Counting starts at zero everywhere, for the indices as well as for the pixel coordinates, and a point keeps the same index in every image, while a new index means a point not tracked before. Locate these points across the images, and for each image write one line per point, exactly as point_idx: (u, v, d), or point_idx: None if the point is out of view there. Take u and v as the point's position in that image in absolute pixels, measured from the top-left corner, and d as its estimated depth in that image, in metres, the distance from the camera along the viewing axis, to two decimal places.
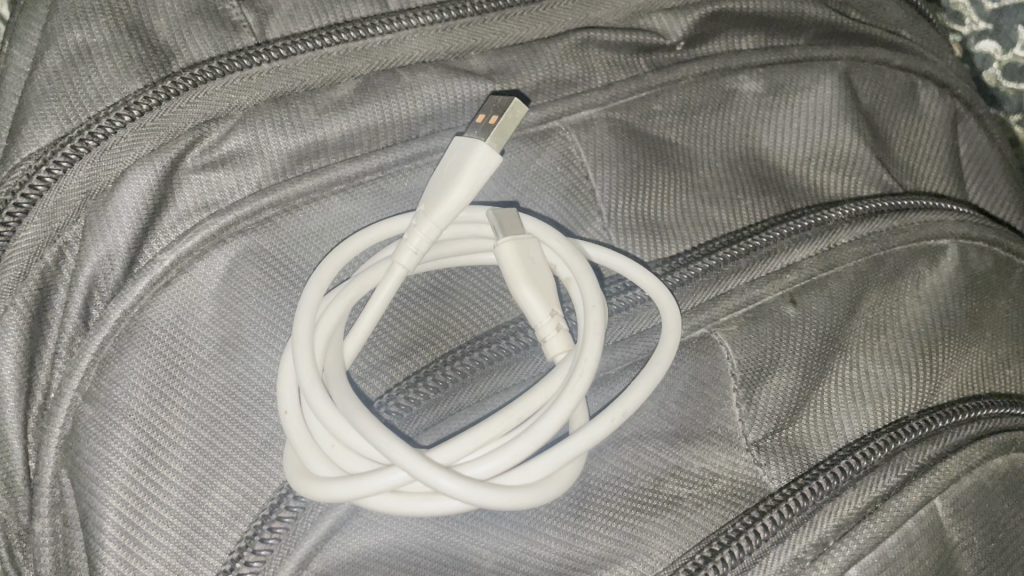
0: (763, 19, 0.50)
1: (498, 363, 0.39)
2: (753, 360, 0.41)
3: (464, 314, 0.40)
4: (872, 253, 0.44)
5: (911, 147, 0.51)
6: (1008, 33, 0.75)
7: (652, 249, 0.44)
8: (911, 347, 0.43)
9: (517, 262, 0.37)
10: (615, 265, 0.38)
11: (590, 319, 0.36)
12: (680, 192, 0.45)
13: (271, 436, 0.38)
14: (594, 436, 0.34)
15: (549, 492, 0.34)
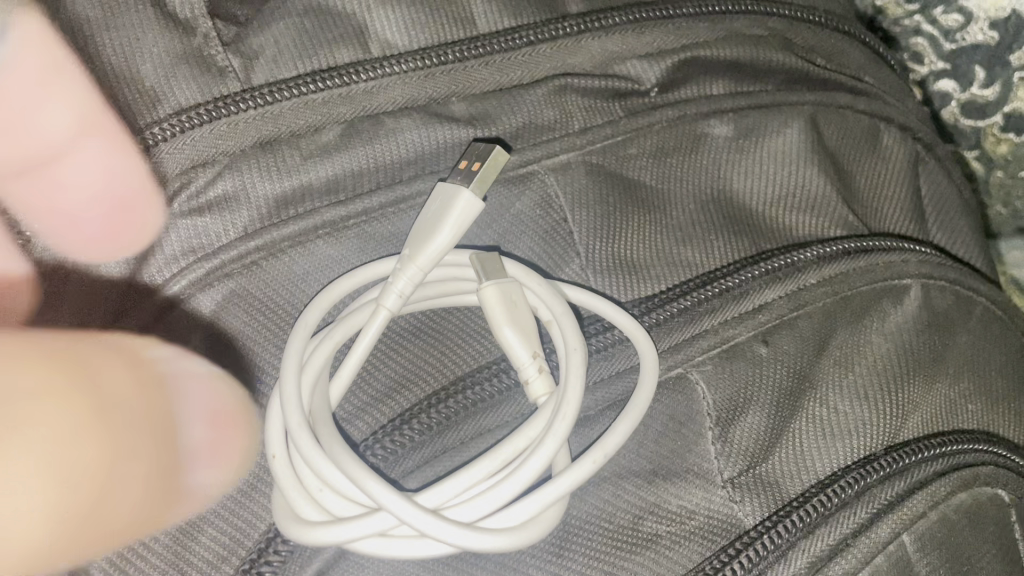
0: (733, 66, 0.51)
1: (480, 404, 0.40)
2: (729, 398, 0.42)
3: (447, 356, 0.41)
4: (839, 293, 0.46)
5: (875, 188, 0.53)
6: (965, 73, 0.77)
7: (631, 288, 0.44)
8: (878, 383, 0.45)
9: (498, 303, 0.38)
10: (593, 305, 0.39)
11: (572, 361, 0.37)
12: (657, 231, 0.46)
13: (255, 478, 0.39)
14: (578, 476, 0.35)
15: (533, 535, 0.35)
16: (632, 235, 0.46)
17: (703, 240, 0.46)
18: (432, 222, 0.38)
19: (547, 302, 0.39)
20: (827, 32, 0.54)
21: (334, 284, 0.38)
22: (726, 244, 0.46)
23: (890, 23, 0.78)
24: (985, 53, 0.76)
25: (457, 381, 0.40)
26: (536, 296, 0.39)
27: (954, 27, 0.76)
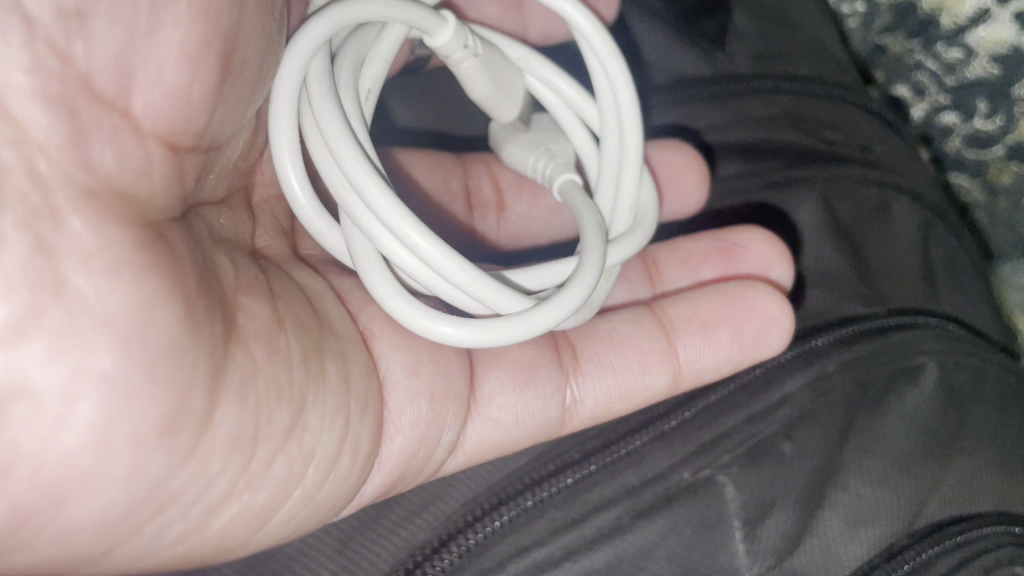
0: (751, 146, 0.54)
1: (523, 425, 0.44)
2: (759, 497, 0.43)
3: (507, 378, 0.44)
4: (859, 378, 0.47)
5: (887, 256, 0.53)
6: (969, 108, 0.65)
7: (691, 358, 0.48)
8: (899, 465, 0.45)
9: (573, 170, 0.37)
10: (604, 324, 0.49)
11: (592, 245, 0.33)
12: (699, 300, 0.50)
13: (343, 539, 0.40)
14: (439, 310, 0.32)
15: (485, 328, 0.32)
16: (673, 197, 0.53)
17: (758, 303, 0.48)
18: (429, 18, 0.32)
19: (633, 183, 0.37)
20: (827, 103, 0.56)
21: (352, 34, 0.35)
22: (779, 300, 0.48)
23: (889, 61, 0.67)
24: (990, 89, 0.62)
25: (457, 415, 0.42)
26: (611, 110, 0.37)
27: (956, 63, 0.63)
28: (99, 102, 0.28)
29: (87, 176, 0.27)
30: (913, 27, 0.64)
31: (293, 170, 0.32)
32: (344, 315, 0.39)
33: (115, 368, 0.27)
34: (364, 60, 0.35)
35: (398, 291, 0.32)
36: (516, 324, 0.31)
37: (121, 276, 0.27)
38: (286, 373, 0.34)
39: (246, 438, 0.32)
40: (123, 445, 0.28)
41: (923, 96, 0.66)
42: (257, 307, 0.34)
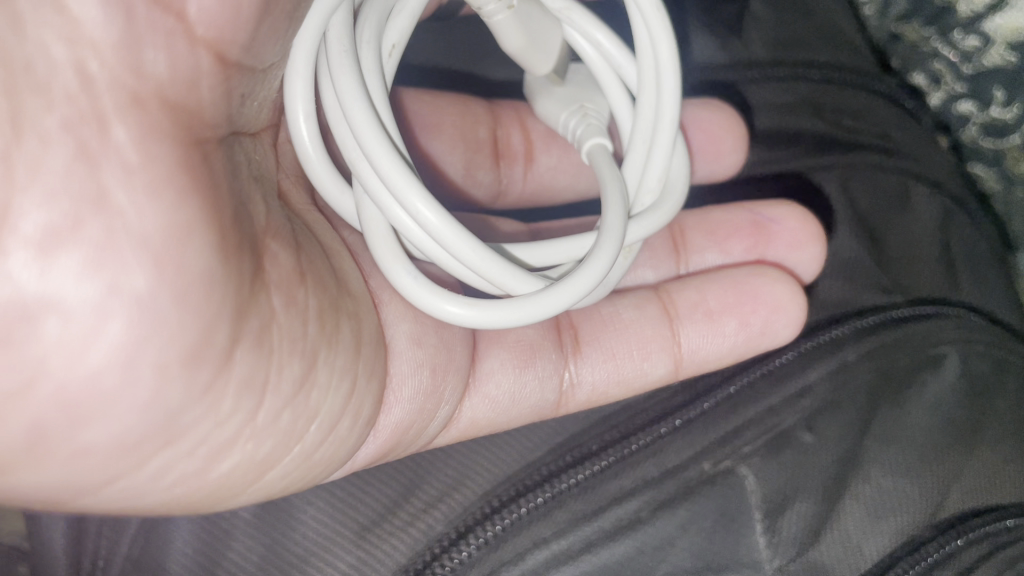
0: (771, 134, 0.54)
1: (519, 403, 0.43)
2: (779, 489, 0.42)
3: (507, 357, 0.44)
4: (881, 367, 0.47)
5: (908, 244, 0.52)
6: (987, 97, 0.62)
7: (694, 346, 0.47)
8: (921, 457, 0.44)
9: (603, 134, 0.36)
10: (609, 304, 0.48)
11: (613, 218, 0.32)
12: (706, 287, 0.49)
13: (361, 530, 0.40)
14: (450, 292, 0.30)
15: (505, 311, 0.30)
16: (710, 157, 0.51)
17: (767, 292, 0.47)
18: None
19: (666, 147, 0.35)
20: (850, 90, 0.56)
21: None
22: (791, 291, 0.47)
23: (904, 50, 0.64)
24: (1007, 79, 0.60)
25: (455, 390, 0.41)
26: (651, 69, 0.35)
27: (973, 52, 0.61)
28: (156, 1, 0.25)
29: (139, 83, 0.25)
30: (931, 14, 0.62)
31: (307, 132, 0.31)
32: (358, 275, 0.38)
33: (147, 289, 0.26)
34: (391, 14, 0.33)
35: (405, 266, 0.31)
36: (525, 305, 0.30)
37: (158, 195, 0.26)
38: (302, 327, 0.33)
39: (259, 382, 0.31)
40: (146, 371, 0.27)
41: (939, 86, 0.64)
42: (282, 254, 0.33)
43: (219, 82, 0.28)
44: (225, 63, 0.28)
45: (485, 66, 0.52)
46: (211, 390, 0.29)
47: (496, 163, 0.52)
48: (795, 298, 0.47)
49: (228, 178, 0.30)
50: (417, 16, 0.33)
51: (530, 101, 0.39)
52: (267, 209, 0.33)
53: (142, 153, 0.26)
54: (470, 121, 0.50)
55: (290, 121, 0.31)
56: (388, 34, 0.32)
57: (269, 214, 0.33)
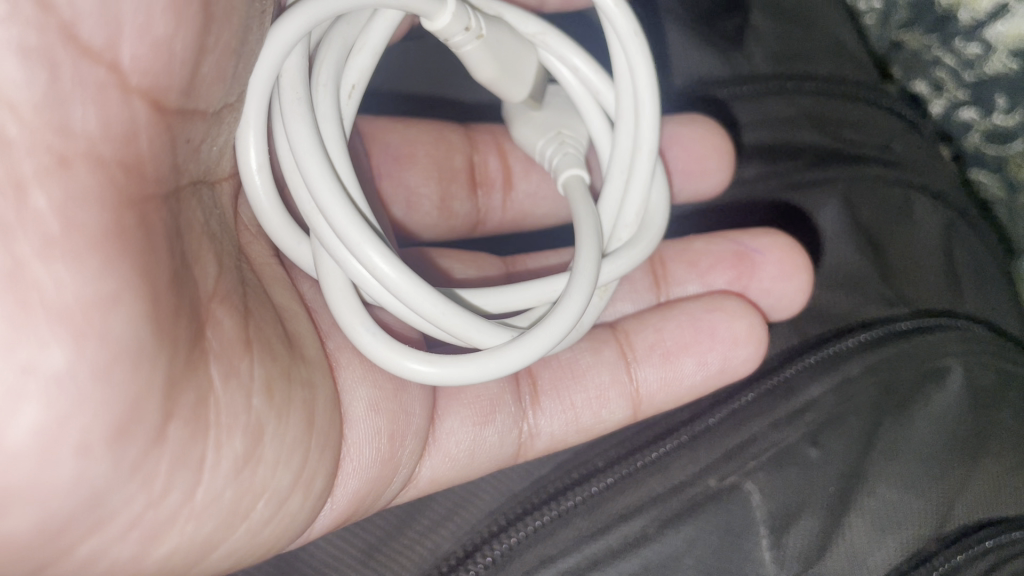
0: (770, 145, 0.54)
1: (478, 456, 0.42)
2: (784, 504, 0.43)
3: (465, 415, 0.42)
4: (884, 382, 0.47)
5: (909, 256, 0.52)
6: (990, 102, 0.61)
7: (653, 391, 0.46)
8: (926, 472, 0.45)
9: (580, 164, 0.36)
10: (566, 350, 0.46)
11: (585, 262, 0.32)
12: (665, 325, 0.47)
13: (364, 558, 0.41)
14: (413, 355, 0.30)
15: (466, 372, 0.30)
16: (694, 177, 0.51)
17: (726, 327, 0.46)
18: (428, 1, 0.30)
19: (646, 178, 0.35)
20: (851, 103, 0.56)
21: (339, 17, 0.33)
22: (751, 329, 0.46)
23: (906, 57, 0.64)
24: (1011, 85, 0.60)
25: (412, 454, 0.40)
26: (631, 95, 0.35)
27: (974, 59, 0.61)
28: (86, 55, 0.26)
29: (67, 142, 0.25)
30: (931, 23, 0.62)
31: (260, 182, 0.31)
32: (314, 337, 0.37)
33: (67, 365, 0.26)
34: (353, 49, 0.33)
35: (364, 322, 0.30)
36: (489, 361, 0.30)
37: (87, 257, 0.26)
38: (245, 398, 0.32)
39: (195, 457, 0.30)
40: (67, 455, 0.26)
41: (941, 93, 0.63)
42: (227, 321, 0.32)
43: (160, 132, 0.29)
44: (165, 114, 0.29)
45: (463, 90, 0.53)
46: (142, 468, 0.28)
47: (473, 191, 0.52)
48: (753, 336, 0.46)
49: (170, 237, 0.30)
50: (379, 53, 0.33)
51: (507, 126, 0.39)
52: (219, 269, 0.33)
53: (63, 221, 0.25)
54: (444, 150, 0.50)
55: (243, 172, 0.31)
56: (349, 73, 0.32)
57: (222, 276, 0.33)
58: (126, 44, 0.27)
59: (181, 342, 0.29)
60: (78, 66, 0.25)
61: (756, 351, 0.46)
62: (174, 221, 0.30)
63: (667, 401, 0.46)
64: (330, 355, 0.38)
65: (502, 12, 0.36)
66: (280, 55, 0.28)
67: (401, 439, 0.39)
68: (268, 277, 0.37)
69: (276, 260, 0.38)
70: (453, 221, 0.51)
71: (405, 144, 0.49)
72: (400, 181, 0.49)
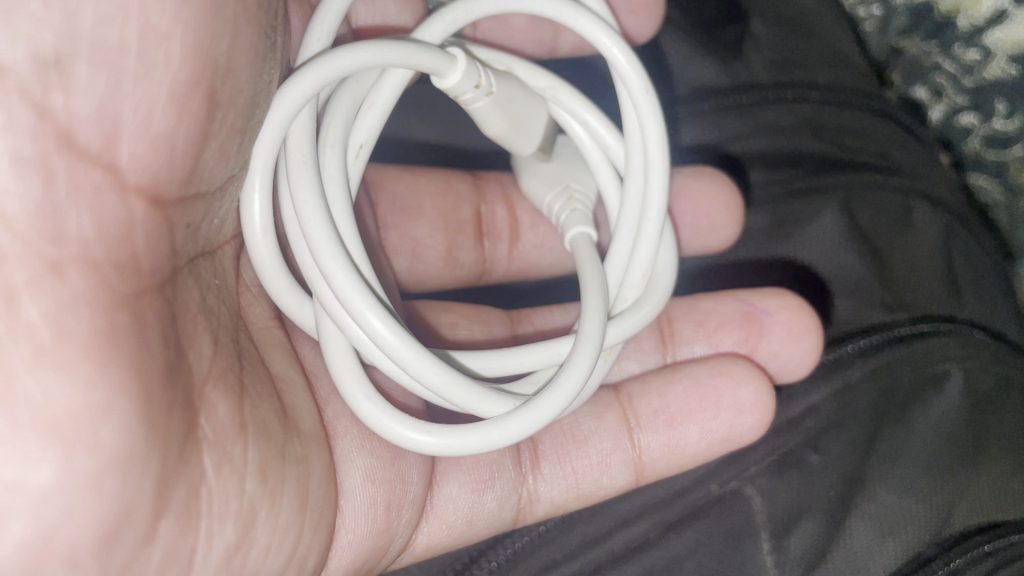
0: (770, 154, 0.55)
1: (477, 523, 0.41)
2: (784, 509, 0.44)
3: (464, 481, 0.41)
4: (884, 386, 0.48)
5: (909, 263, 0.53)
6: (989, 108, 0.62)
7: (655, 457, 0.44)
8: (924, 475, 0.45)
9: (588, 222, 0.36)
10: (568, 413, 0.44)
11: (592, 322, 0.32)
12: (668, 390, 0.45)
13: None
14: (418, 425, 0.30)
15: (470, 441, 0.30)
16: (703, 231, 0.51)
17: (730, 394, 0.44)
18: (439, 60, 0.31)
19: (653, 238, 0.36)
20: (852, 111, 0.56)
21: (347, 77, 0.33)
22: (757, 396, 0.44)
23: (907, 64, 0.64)
24: (1009, 90, 0.60)
25: (409, 522, 0.39)
26: (641, 150, 0.36)
27: (974, 65, 0.61)
28: (82, 158, 0.26)
29: (60, 248, 0.25)
30: (930, 29, 0.62)
31: (264, 246, 0.32)
32: (312, 409, 0.37)
33: (55, 481, 0.25)
34: (362, 107, 0.33)
35: (364, 390, 0.31)
36: (492, 431, 0.30)
37: (76, 368, 0.25)
38: (238, 485, 0.31)
39: (185, 553, 0.29)
40: (54, 565, 0.25)
41: (941, 99, 0.63)
42: (220, 405, 0.31)
43: (159, 224, 0.29)
44: (165, 205, 0.29)
45: (469, 135, 0.54)
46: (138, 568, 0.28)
47: (480, 241, 0.52)
48: (760, 404, 0.44)
49: (166, 328, 0.29)
50: (388, 111, 0.34)
51: (516, 177, 0.39)
52: (214, 348, 0.32)
53: (54, 331, 0.25)
54: (452, 200, 0.51)
55: (247, 233, 0.31)
56: (357, 133, 0.33)
57: (217, 355, 0.32)
58: (124, 143, 0.27)
59: (174, 439, 0.28)
60: (76, 170, 0.26)
61: (763, 419, 0.44)
62: (169, 309, 0.29)
63: (670, 467, 0.44)
64: (327, 424, 0.37)
65: (513, 67, 0.37)
66: (286, 120, 0.29)
67: (404, 507, 0.39)
68: (267, 342, 0.37)
69: (276, 324, 0.38)
70: (458, 270, 0.52)
71: (412, 195, 0.50)
72: (407, 232, 0.50)
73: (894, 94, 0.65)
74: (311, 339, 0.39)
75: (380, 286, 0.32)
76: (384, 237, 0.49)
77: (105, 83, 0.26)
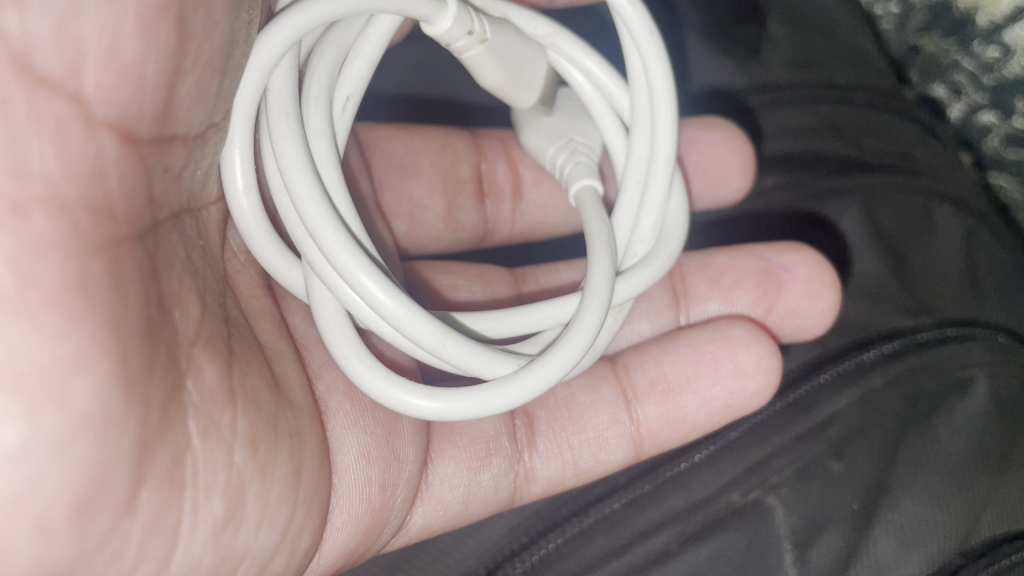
0: (791, 156, 0.54)
1: (472, 503, 0.41)
2: (808, 520, 0.43)
3: (459, 459, 0.41)
4: (906, 392, 0.46)
5: (933, 265, 0.51)
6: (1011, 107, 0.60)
7: (653, 431, 0.44)
8: (949, 483, 0.44)
9: (592, 175, 0.36)
10: (563, 387, 0.44)
11: (597, 280, 0.31)
12: (666, 357, 0.45)
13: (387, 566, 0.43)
14: (420, 391, 0.30)
15: (473, 402, 0.29)
16: (714, 184, 0.50)
17: (729, 359, 0.44)
18: (429, 7, 0.29)
19: (661, 191, 0.35)
20: (871, 109, 0.55)
21: (333, 25, 0.33)
22: (762, 355, 0.44)
23: (925, 62, 0.63)
24: None
25: (404, 502, 0.39)
26: (647, 98, 0.35)
27: (993, 62, 0.60)
28: (43, 85, 0.24)
29: (23, 186, 0.23)
30: (949, 25, 0.61)
31: (247, 203, 0.31)
32: (302, 381, 0.36)
33: (20, 443, 0.23)
34: (347, 57, 0.32)
35: (358, 354, 0.30)
36: (494, 395, 0.29)
37: (43, 318, 0.24)
38: (225, 455, 0.30)
39: (168, 525, 0.28)
40: (23, 538, 0.24)
41: (961, 97, 0.62)
42: (208, 370, 0.30)
43: (134, 164, 0.27)
44: (137, 145, 0.27)
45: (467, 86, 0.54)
46: (120, 537, 0.26)
47: (481, 201, 0.51)
48: (761, 367, 0.44)
49: (146, 279, 0.27)
50: (376, 61, 0.33)
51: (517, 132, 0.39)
52: (200, 310, 0.31)
53: (21, 278, 0.23)
54: (450, 159, 0.50)
55: (229, 194, 0.31)
56: (344, 84, 0.32)
57: (205, 317, 0.31)
58: (90, 71, 0.25)
59: (154, 401, 0.27)
60: (37, 99, 0.24)
61: (765, 382, 0.44)
62: (150, 261, 0.28)
63: (669, 439, 0.44)
64: (320, 399, 0.37)
65: (509, 14, 0.36)
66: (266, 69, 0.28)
67: (398, 482, 0.38)
68: (255, 311, 0.36)
69: (265, 293, 0.37)
70: (459, 232, 0.51)
71: (409, 153, 0.49)
72: (405, 193, 0.49)
73: (908, 91, 0.63)
74: (302, 309, 0.39)
75: (371, 244, 0.31)
76: (382, 198, 0.48)
77: (66, 6, 0.24)
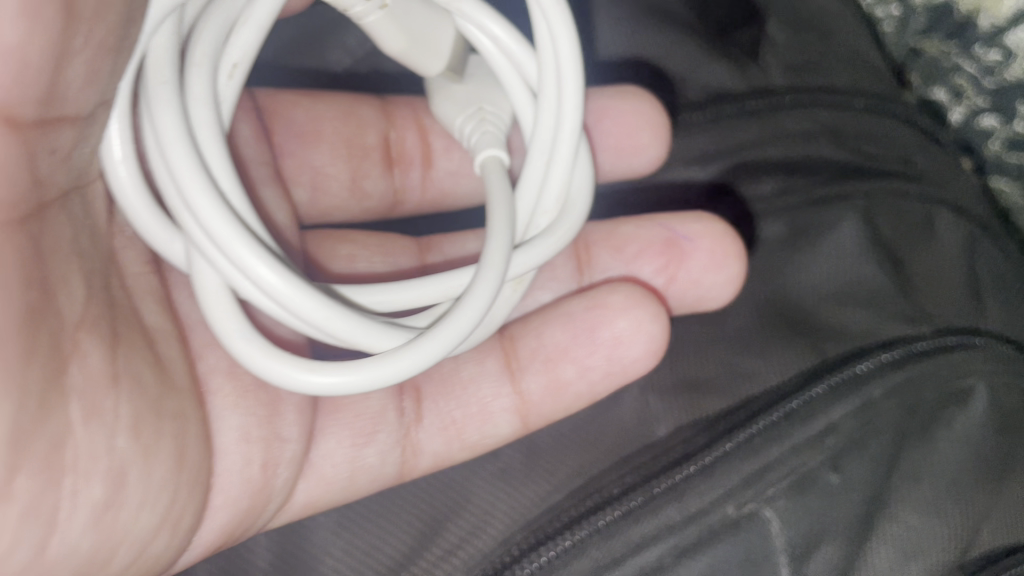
0: (787, 160, 0.53)
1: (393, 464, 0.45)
2: (806, 533, 0.42)
3: (344, 434, 0.45)
4: (906, 403, 0.45)
5: (932, 274, 0.51)
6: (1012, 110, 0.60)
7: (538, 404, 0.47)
8: (949, 497, 0.44)
9: (497, 144, 0.36)
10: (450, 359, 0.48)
11: (494, 253, 0.32)
12: (547, 329, 0.47)
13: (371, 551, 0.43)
14: (320, 365, 0.30)
15: (350, 375, 0.30)
16: (625, 153, 0.51)
17: (608, 327, 0.46)
18: None
19: (566, 160, 0.36)
20: (871, 115, 0.54)
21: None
22: (644, 317, 0.46)
23: (925, 65, 0.62)
24: None
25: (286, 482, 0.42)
26: (553, 68, 0.36)
27: (994, 65, 0.60)
28: None
29: None
30: (950, 29, 0.61)
31: (124, 174, 0.31)
32: (183, 360, 0.37)
33: None
34: (232, 26, 0.32)
35: (237, 327, 0.30)
36: (380, 366, 0.30)
37: None
38: (107, 438, 0.32)
39: (44, 510, 0.30)
40: None
41: (962, 100, 0.61)
42: (93, 354, 0.31)
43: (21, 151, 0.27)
44: (24, 130, 0.27)
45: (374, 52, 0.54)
46: None
47: (389, 169, 0.52)
48: (642, 331, 0.46)
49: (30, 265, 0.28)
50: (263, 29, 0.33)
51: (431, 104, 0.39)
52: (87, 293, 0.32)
53: None
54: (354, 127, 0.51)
55: (106, 166, 0.31)
56: (230, 52, 0.33)
57: (90, 300, 0.32)
58: None
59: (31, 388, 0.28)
60: None
61: (652, 345, 0.46)
62: (36, 247, 0.29)
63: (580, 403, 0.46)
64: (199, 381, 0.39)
65: None
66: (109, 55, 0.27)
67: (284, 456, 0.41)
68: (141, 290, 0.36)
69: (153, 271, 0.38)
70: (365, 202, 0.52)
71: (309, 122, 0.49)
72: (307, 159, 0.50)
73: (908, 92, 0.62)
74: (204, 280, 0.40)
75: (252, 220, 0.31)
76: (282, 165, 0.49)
77: None
